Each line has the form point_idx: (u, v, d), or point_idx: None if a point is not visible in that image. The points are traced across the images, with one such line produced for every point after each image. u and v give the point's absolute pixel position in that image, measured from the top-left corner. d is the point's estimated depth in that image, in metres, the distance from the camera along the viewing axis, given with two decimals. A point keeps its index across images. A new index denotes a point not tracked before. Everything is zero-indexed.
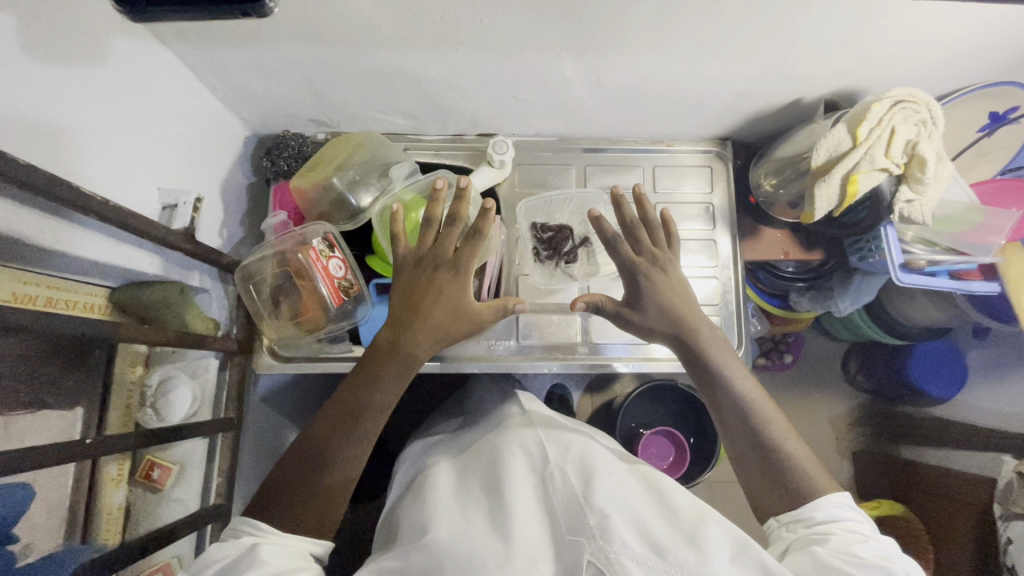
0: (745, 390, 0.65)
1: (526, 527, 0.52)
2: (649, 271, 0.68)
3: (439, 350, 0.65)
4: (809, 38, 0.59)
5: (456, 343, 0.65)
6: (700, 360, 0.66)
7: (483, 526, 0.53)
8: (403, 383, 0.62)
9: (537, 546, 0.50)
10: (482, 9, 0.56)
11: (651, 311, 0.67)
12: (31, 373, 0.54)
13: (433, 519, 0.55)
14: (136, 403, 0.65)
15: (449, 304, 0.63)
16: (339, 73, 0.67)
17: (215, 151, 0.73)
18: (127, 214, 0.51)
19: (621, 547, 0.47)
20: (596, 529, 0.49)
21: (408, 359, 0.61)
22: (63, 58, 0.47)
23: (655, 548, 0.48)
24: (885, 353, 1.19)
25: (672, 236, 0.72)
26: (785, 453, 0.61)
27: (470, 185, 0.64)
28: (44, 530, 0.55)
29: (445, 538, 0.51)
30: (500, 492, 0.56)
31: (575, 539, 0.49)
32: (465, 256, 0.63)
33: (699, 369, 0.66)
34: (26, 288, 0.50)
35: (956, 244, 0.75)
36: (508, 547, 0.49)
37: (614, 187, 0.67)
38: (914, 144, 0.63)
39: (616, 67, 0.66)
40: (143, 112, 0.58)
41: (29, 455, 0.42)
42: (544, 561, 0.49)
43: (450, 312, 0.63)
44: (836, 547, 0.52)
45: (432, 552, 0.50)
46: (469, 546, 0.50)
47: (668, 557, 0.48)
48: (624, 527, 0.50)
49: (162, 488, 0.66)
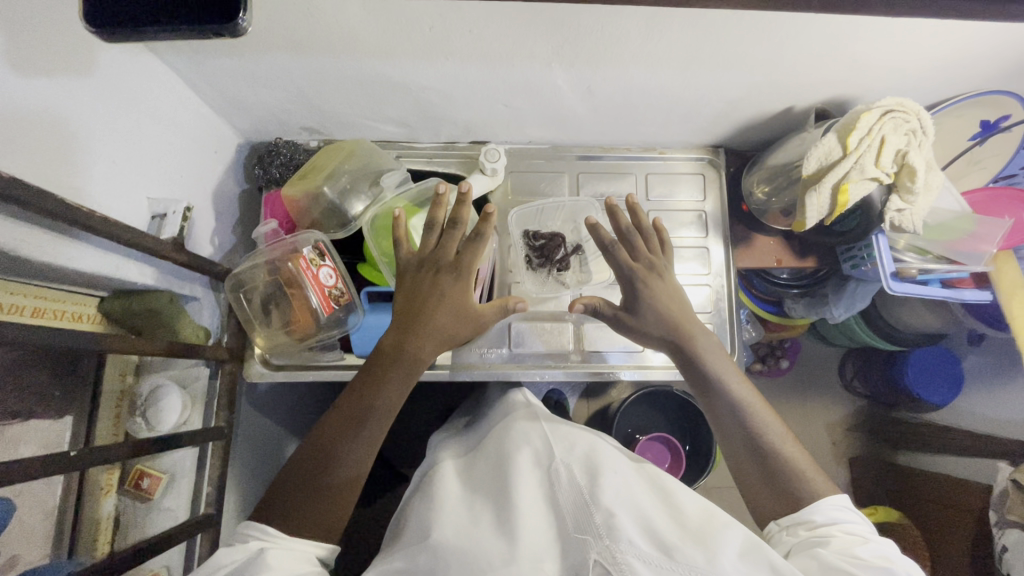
0: (744, 394, 0.64)
1: (532, 523, 0.51)
2: (646, 278, 0.68)
3: (442, 352, 0.65)
4: (798, 48, 0.59)
5: (458, 345, 0.65)
6: (698, 367, 0.66)
7: (488, 527, 0.52)
8: (408, 383, 0.62)
9: (541, 544, 0.49)
10: (471, 20, 0.57)
11: (648, 318, 0.67)
12: (19, 383, 0.54)
13: (435, 519, 0.54)
14: (126, 412, 0.65)
15: (450, 309, 0.63)
16: (330, 81, 0.67)
17: (205, 159, 0.73)
18: (115, 225, 0.51)
19: (628, 546, 0.46)
20: (603, 527, 0.48)
21: (410, 361, 0.61)
22: (49, 71, 0.47)
23: (662, 546, 0.47)
24: (879, 361, 1.16)
25: (664, 242, 0.72)
26: (783, 455, 0.61)
27: (470, 191, 0.61)
28: (30, 541, 0.55)
29: (450, 539, 0.50)
30: (505, 487, 0.55)
31: (582, 538, 0.48)
32: (467, 261, 0.63)
33: (695, 376, 0.66)
34: (14, 298, 0.51)
35: (948, 251, 0.76)
36: (512, 547, 0.48)
37: (609, 197, 0.68)
38: (903, 153, 0.63)
39: (606, 77, 0.66)
40: (133, 122, 0.59)
41: (15, 469, 0.41)
42: (550, 559, 0.47)
43: (450, 317, 0.63)
44: (839, 549, 0.52)
45: (436, 551, 0.49)
46: (473, 546, 0.49)
47: (675, 555, 0.46)
48: (631, 526, 0.48)
49: (150, 499, 0.65)
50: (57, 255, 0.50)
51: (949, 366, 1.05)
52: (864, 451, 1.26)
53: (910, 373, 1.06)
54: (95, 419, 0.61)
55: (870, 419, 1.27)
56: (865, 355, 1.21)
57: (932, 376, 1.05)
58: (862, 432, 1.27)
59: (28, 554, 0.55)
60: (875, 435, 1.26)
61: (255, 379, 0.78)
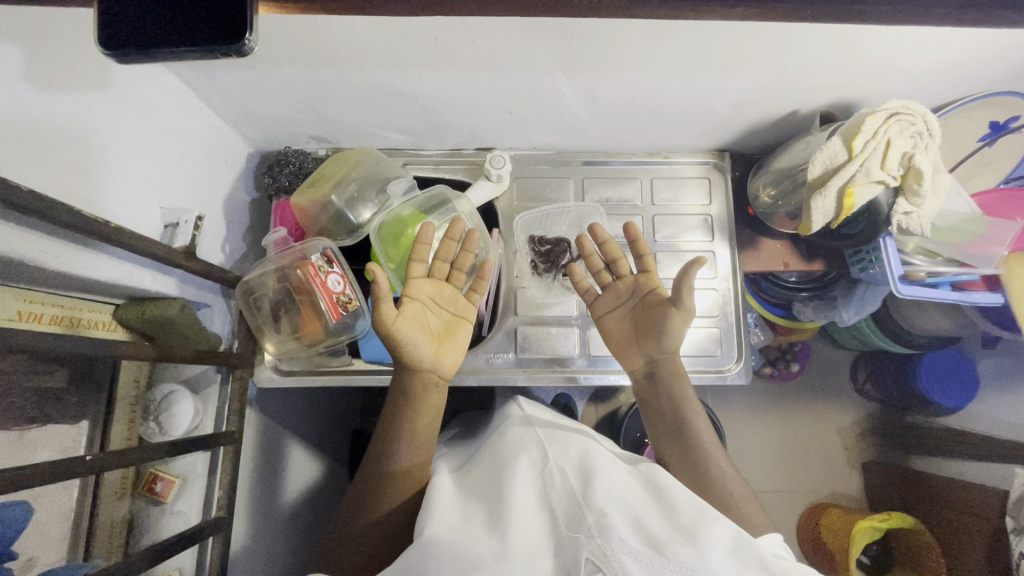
0: (693, 410, 0.68)
1: (524, 521, 0.51)
2: (669, 323, 0.69)
3: (419, 361, 0.68)
4: (801, 53, 0.59)
5: (411, 341, 0.67)
6: (666, 386, 0.70)
7: (481, 524, 0.52)
8: (415, 410, 0.67)
9: (535, 541, 0.49)
10: (475, 30, 0.57)
11: (649, 352, 0.71)
12: (39, 392, 0.56)
13: (428, 517, 0.54)
14: (140, 416, 0.66)
15: (420, 335, 0.68)
16: (337, 91, 0.69)
17: (217, 168, 0.74)
18: (128, 235, 0.52)
19: (620, 544, 0.46)
20: (595, 526, 0.48)
21: (424, 383, 0.68)
22: (65, 86, 0.49)
23: (652, 542, 0.47)
24: (891, 364, 1.14)
25: (647, 270, 0.75)
26: (731, 486, 0.63)
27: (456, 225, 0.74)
28: (48, 544, 0.57)
29: (443, 536, 0.51)
30: (498, 489, 0.55)
31: (573, 536, 0.48)
32: (384, 302, 0.64)
33: (648, 393, 0.71)
34: (31, 306, 0.52)
35: (958, 254, 0.74)
36: (504, 542, 0.48)
37: (580, 236, 0.78)
38: (910, 156, 0.63)
39: (609, 84, 0.67)
40: (146, 135, 0.60)
41: (27, 474, 0.42)
42: (543, 557, 0.48)
43: (426, 342, 0.69)
44: (795, 566, 0.53)
45: (429, 549, 0.50)
46: (465, 543, 0.49)
47: (666, 552, 0.46)
48: (623, 524, 0.48)
49: (163, 502, 0.67)
50: (73, 265, 0.51)
51: (962, 367, 1.04)
52: (876, 456, 1.25)
53: (923, 379, 1.05)
54: (110, 424, 0.63)
55: (883, 422, 1.26)
56: (876, 359, 1.20)
57: (946, 379, 1.04)
58: (876, 435, 1.26)
59: (45, 557, 0.57)
60: (888, 440, 1.24)
61: (264, 384, 0.79)
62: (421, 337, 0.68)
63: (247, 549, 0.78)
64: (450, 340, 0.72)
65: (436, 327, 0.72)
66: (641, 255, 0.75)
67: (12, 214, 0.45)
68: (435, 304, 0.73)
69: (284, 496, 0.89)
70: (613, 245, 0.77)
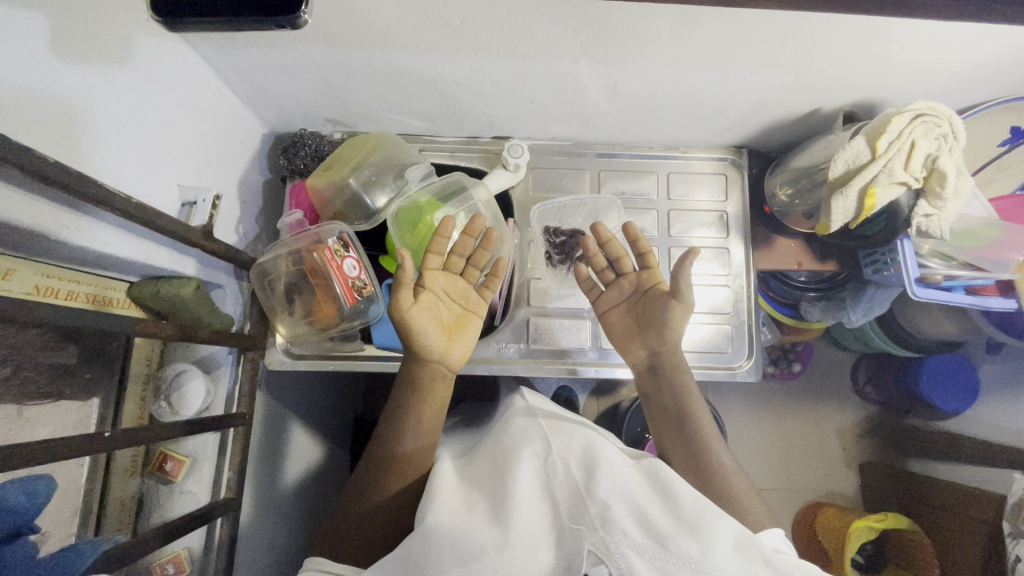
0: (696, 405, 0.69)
1: (528, 511, 0.51)
2: (671, 316, 0.70)
3: (427, 352, 0.68)
4: (831, 48, 0.59)
5: (422, 334, 0.67)
6: (668, 380, 0.70)
7: (482, 514, 0.52)
8: (419, 399, 0.67)
9: (537, 531, 0.49)
10: (502, 15, 0.57)
11: (652, 345, 0.72)
12: (51, 367, 0.56)
13: (431, 504, 0.55)
14: (151, 395, 0.66)
15: (431, 325, 0.68)
16: (358, 74, 0.68)
17: (233, 148, 0.73)
18: (147, 211, 0.51)
19: (623, 537, 0.46)
20: (598, 519, 0.47)
21: (432, 373, 0.68)
22: (88, 57, 0.48)
23: (655, 535, 0.47)
24: (895, 367, 1.15)
25: (653, 269, 0.75)
26: (732, 481, 0.63)
27: (474, 222, 0.73)
28: (56, 520, 0.57)
29: (445, 523, 0.51)
30: (501, 478, 0.55)
31: (576, 528, 0.48)
32: (404, 289, 0.65)
33: (650, 385, 0.72)
34: (49, 280, 0.52)
35: (972, 258, 0.75)
36: (506, 533, 0.48)
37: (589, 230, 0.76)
38: (934, 158, 0.62)
39: (633, 75, 0.66)
40: (165, 110, 0.59)
41: (42, 449, 0.41)
42: (545, 547, 0.48)
43: (437, 333, 0.69)
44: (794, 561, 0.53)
45: (430, 536, 0.50)
46: (467, 533, 0.49)
47: (669, 545, 0.46)
48: (626, 516, 0.48)
49: (173, 481, 0.67)
50: (85, 239, 0.51)
51: (964, 373, 1.03)
52: (874, 457, 1.26)
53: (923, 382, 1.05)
54: (121, 402, 0.63)
55: (882, 424, 1.27)
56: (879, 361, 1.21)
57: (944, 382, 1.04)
58: (875, 436, 1.27)
59: (53, 533, 0.57)
60: (886, 442, 1.25)
61: (275, 367, 0.79)
62: (432, 328, 0.68)
63: (250, 529, 0.78)
64: (459, 333, 0.72)
65: (447, 319, 0.72)
66: (646, 252, 0.75)
67: (17, 178, 0.43)
68: (447, 296, 0.73)
69: (288, 479, 0.89)
70: (617, 244, 0.76)
